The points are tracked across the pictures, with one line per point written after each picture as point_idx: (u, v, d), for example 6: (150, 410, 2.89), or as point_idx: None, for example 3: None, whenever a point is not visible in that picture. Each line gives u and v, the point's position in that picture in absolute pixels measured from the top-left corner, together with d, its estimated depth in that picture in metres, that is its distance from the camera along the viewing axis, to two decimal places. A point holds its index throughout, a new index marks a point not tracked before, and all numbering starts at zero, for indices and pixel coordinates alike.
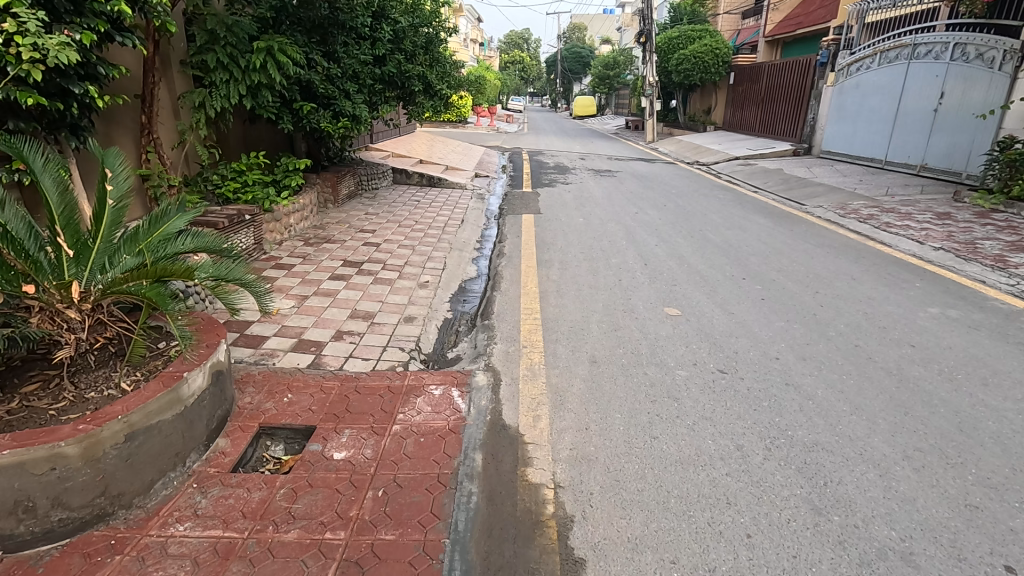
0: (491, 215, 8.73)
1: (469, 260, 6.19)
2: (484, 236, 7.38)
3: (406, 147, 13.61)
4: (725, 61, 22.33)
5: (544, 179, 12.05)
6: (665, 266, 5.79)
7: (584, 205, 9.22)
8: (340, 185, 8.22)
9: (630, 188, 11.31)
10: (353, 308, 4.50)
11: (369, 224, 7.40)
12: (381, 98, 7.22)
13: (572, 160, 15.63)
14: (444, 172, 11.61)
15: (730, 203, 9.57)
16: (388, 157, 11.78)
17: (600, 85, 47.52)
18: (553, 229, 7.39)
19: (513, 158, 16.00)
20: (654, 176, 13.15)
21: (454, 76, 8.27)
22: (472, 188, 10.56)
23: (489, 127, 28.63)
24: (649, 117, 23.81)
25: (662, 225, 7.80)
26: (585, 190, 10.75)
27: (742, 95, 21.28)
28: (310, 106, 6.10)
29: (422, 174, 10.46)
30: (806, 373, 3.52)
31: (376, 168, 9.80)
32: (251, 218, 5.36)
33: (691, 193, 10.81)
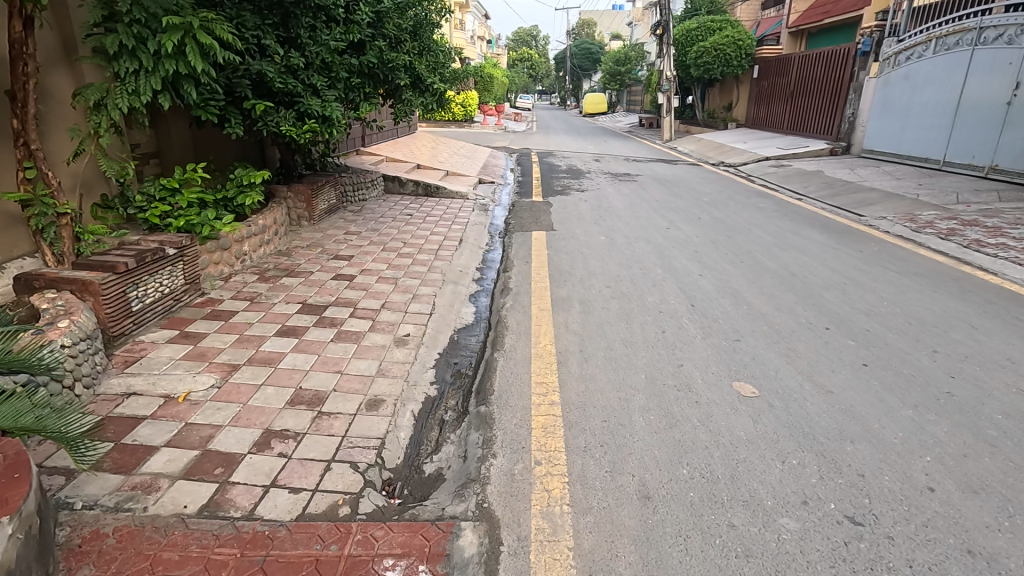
0: (495, 231, 7.43)
1: (465, 299, 4.90)
2: (486, 261, 6.08)
3: (402, 150, 12.33)
4: (748, 53, 20.85)
5: (555, 186, 10.73)
6: (717, 308, 4.47)
7: (605, 216, 7.90)
8: (316, 199, 6.97)
9: (654, 194, 9.96)
10: (297, 387, 3.23)
11: (346, 247, 6.14)
12: (362, 95, 5.94)
13: (586, 162, 14.27)
14: (444, 179, 10.33)
15: (775, 214, 8.20)
16: (381, 163, 10.52)
17: (611, 82, 45.99)
18: (570, 252, 6.09)
19: (521, 161, 14.68)
20: (679, 180, 11.79)
21: (450, 69, 7.00)
22: (475, 197, 9.27)
23: (496, 127, 27.27)
24: (666, 114, 22.35)
25: (701, 243, 6.47)
26: (603, 199, 9.42)
27: (768, 90, 19.81)
28: (264, 105, 4.87)
29: (417, 182, 9.18)
30: (991, 523, 2.20)
31: (363, 176, 8.54)
32: (178, 252, 4.11)
33: (725, 201, 9.44)
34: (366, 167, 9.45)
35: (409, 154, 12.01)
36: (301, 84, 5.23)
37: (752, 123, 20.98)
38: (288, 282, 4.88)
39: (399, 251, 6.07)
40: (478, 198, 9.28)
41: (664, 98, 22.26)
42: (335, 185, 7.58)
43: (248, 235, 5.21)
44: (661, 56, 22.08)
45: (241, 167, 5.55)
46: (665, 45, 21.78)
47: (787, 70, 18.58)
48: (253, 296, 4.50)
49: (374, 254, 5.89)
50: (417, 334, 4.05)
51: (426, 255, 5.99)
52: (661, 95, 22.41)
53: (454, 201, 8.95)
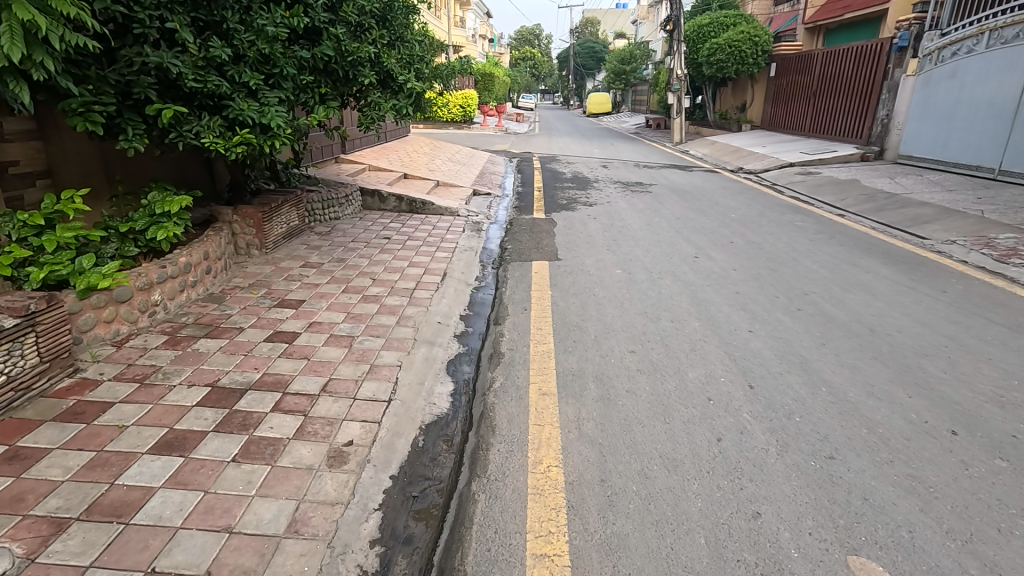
0: (488, 259, 6.20)
1: (442, 369, 3.67)
2: (474, 304, 4.84)
3: (388, 157, 11.10)
4: (765, 51, 19.55)
5: (558, 197, 9.50)
6: (786, 393, 3.22)
7: (618, 238, 6.69)
8: (270, 223, 5.74)
9: (672, 207, 8.71)
10: (148, 569, 2.00)
11: (298, 285, 4.91)
12: (317, 97, 4.72)
13: (593, 168, 13.00)
14: (433, 191, 9.12)
15: (819, 235, 6.96)
16: (361, 172, 9.30)
17: (616, 81, 44.75)
18: (580, 294, 4.85)
19: (521, 168, 13.41)
20: (698, 191, 10.52)
21: (433, 64, 5.77)
22: (467, 213, 8.05)
23: (497, 128, 26.07)
24: (676, 115, 21.07)
25: (739, 278, 5.24)
26: (614, 214, 8.18)
27: (787, 90, 18.55)
28: (171, 112, 3.64)
29: (400, 197, 7.95)
30: None
31: (334, 190, 7.31)
32: (24, 321, 2.88)
33: (756, 217, 8.18)
34: (341, 178, 8.23)
35: (395, 161, 10.78)
36: (228, 82, 4.00)
37: (769, 125, 19.70)
38: (198, 347, 3.63)
39: (363, 291, 4.86)
40: (471, 214, 8.05)
41: (673, 98, 20.98)
42: (295, 203, 6.36)
43: (159, 280, 3.99)
44: (671, 54, 20.81)
45: (158, 190, 4.32)
46: (676, 42, 20.50)
47: (809, 69, 17.33)
48: (145, 375, 3.26)
49: (332, 298, 4.66)
50: (363, 443, 2.81)
51: (397, 296, 4.77)
52: (671, 95, 21.13)
53: (441, 218, 7.71)
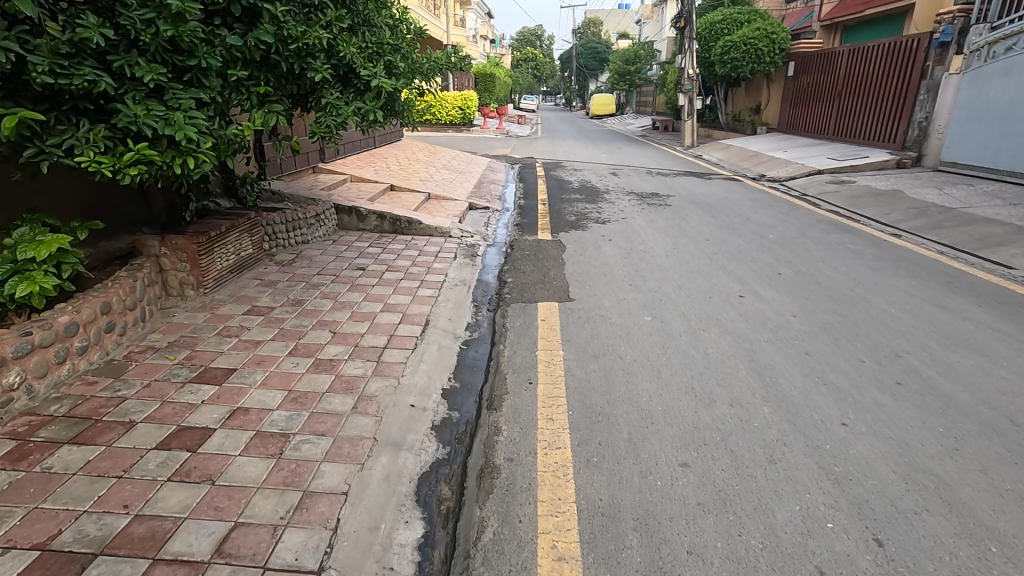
0: (482, 297, 5.05)
1: (410, 493, 2.52)
2: (462, 370, 3.70)
3: (375, 165, 9.95)
4: (783, 49, 18.35)
5: (565, 211, 8.35)
6: (938, 561, 2.07)
7: (641, 269, 5.53)
8: (212, 256, 4.62)
9: (697, 224, 7.55)
10: None
11: (232, 345, 3.76)
12: (254, 98, 3.58)
13: (602, 176, 11.84)
14: (422, 206, 7.97)
15: (882, 263, 5.80)
16: (340, 185, 8.15)
17: (621, 82, 43.58)
18: (601, 356, 3.70)
19: (524, 176, 12.27)
20: (723, 203, 9.36)
21: (416, 57, 4.62)
22: (461, 234, 6.88)
23: (498, 131, 24.91)
24: (687, 117, 19.87)
25: (804, 330, 4.08)
26: (631, 233, 7.03)
27: (808, 90, 17.36)
28: (15, 120, 2.51)
29: (381, 215, 6.81)
30: None
31: (301, 209, 6.14)
32: None
33: (797, 236, 7.02)
34: (315, 193, 7.08)
35: (383, 171, 9.65)
36: (112, 77, 2.87)
37: (787, 128, 18.52)
38: (51, 464, 2.49)
39: (319, 352, 3.72)
40: (466, 235, 6.89)
41: (685, 99, 19.80)
42: (247, 229, 5.20)
43: (17, 355, 2.87)
44: (683, 52, 19.64)
45: (31, 225, 3.19)
46: (687, 39, 19.33)
47: (833, 68, 16.14)
48: None
49: (273, 366, 3.51)
50: None
51: (361, 361, 3.63)
52: (682, 96, 19.96)
53: (430, 241, 6.56)
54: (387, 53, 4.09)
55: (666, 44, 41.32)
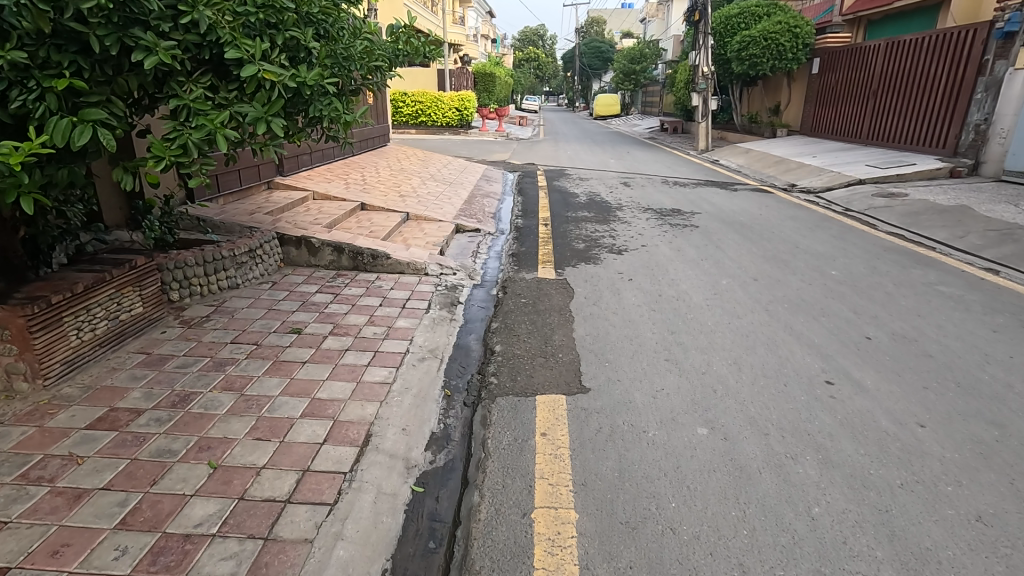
0: (459, 378, 3.59)
1: None
2: (410, 551, 2.22)
3: (348, 177, 8.48)
4: (807, 44, 16.80)
5: (570, 236, 6.85)
6: None
7: (680, 332, 4.05)
8: (59, 327, 3.15)
9: (737, 254, 6.07)
10: None
11: (31, 506, 2.28)
12: (53, 99, 2.12)
13: (612, 188, 10.38)
14: (397, 232, 6.49)
15: (1001, 318, 4.31)
16: (298, 206, 6.68)
17: (626, 81, 42.05)
18: (639, 528, 2.23)
19: (523, 187, 10.80)
20: (758, 221, 7.86)
21: (344, 40, 3.22)
22: (440, 273, 5.41)
23: (499, 133, 23.53)
24: (701, 118, 18.36)
25: (952, 462, 2.61)
26: (657, 268, 5.57)
27: (836, 90, 15.84)
28: None
29: (338, 247, 5.34)
30: None
31: (225, 245, 4.65)
32: None
33: (867, 271, 5.52)
34: (257, 218, 5.62)
35: (356, 184, 8.20)
36: None
37: (812, 130, 17.00)
38: None
39: (171, 520, 2.24)
40: (446, 273, 5.42)
41: (699, 99, 18.37)
42: (130, 282, 3.71)
43: None
44: (697, 48, 18.15)
45: None
46: (702, 34, 17.84)
47: (865, 64, 14.62)
48: None
49: (78, 560, 2.04)
50: None
51: (238, 540, 2.17)
52: (696, 95, 18.47)
53: (399, 284, 5.10)
54: (287, 24, 2.75)
55: (673, 43, 39.74)
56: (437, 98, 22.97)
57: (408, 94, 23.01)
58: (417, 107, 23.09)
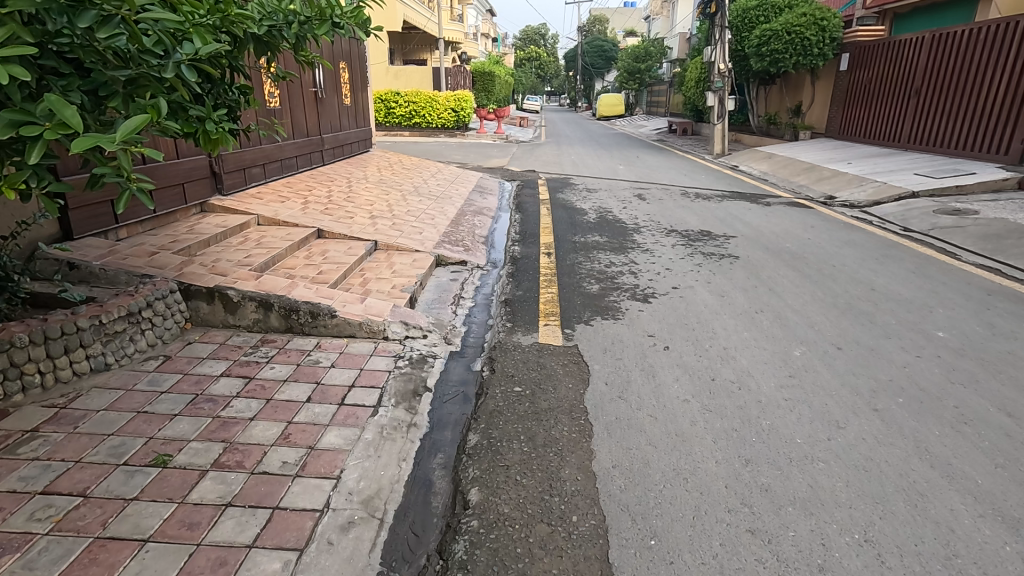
0: (406, 566, 2.16)
1: None
2: None
3: (311, 194, 7.05)
4: (835, 38, 15.28)
5: (577, 274, 5.39)
6: None
7: (757, 464, 2.61)
8: None
9: (800, 303, 4.62)
10: None
11: None
12: None
13: (626, 203, 8.93)
14: (354, 271, 5.04)
15: None
16: (232, 235, 5.26)
17: (631, 80, 40.52)
18: None
19: (522, 200, 9.38)
20: (808, 248, 6.41)
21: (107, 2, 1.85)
22: (405, 339, 3.97)
23: (497, 135, 22.11)
24: (717, 120, 16.88)
25: None
26: (700, 327, 4.12)
27: (868, 89, 14.38)
28: None
29: (265, 302, 3.92)
30: None
31: (85, 311, 3.23)
32: None
33: (985, 331, 4.07)
34: (161, 258, 4.19)
35: (318, 202, 6.76)
36: None
37: (840, 133, 15.53)
38: None
39: None
40: (412, 339, 3.98)
41: (714, 98, 16.89)
42: None
43: None
44: (713, 43, 16.67)
45: None
46: (719, 28, 16.35)
47: (902, 60, 13.15)
48: None
49: None
50: None
51: None
52: (711, 95, 16.98)
53: (343, 359, 3.66)
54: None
55: (680, 40, 38.19)
56: (432, 98, 21.58)
57: (401, 94, 21.62)
58: (411, 107, 21.71)
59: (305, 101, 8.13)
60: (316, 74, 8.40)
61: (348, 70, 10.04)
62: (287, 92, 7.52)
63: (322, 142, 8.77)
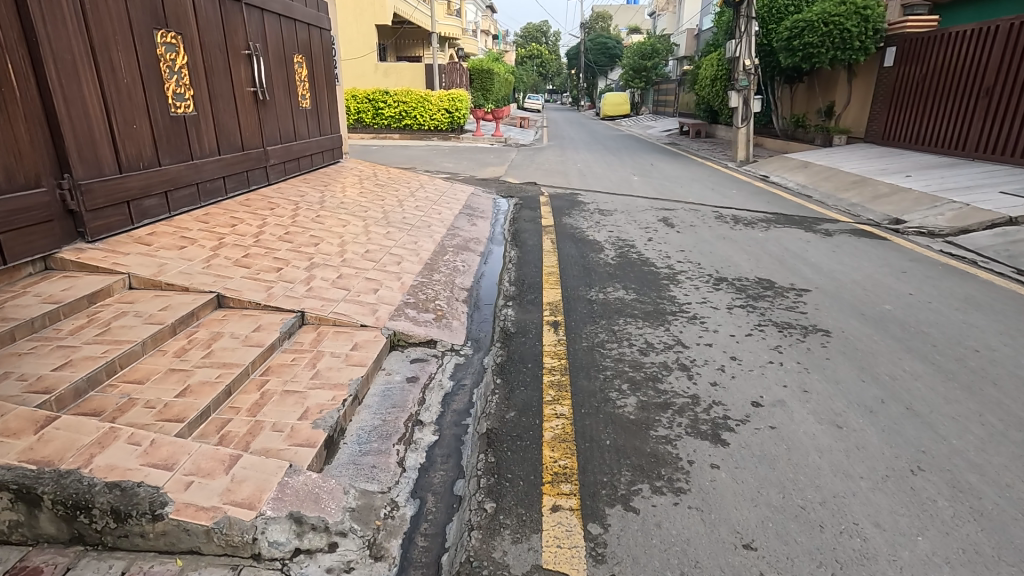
0: None
1: None
2: None
3: (232, 231, 5.21)
4: (878, 30, 13.32)
5: (600, 374, 3.55)
6: None
7: None
8: None
9: (977, 449, 2.77)
10: None
11: None
12: None
13: (649, 233, 7.12)
14: (250, 377, 3.22)
15: None
16: (70, 315, 3.43)
17: (636, 79, 38.75)
18: None
19: (520, 226, 7.58)
20: (919, 311, 4.57)
21: None
22: (293, 557, 2.12)
23: (496, 137, 20.31)
24: (741, 122, 15.02)
25: None
26: (833, 525, 2.27)
27: (921, 88, 12.47)
28: None
29: (28, 493, 2.09)
30: None
31: None
32: None
33: None
34: None
35: (238, 245, 4.92)
36: None
37: (884, 138, 13.65)
38: None
39: None
40: (306, 557, 2.13)
41: (738, 98, 15.01)
42: None
43: None
44: (737, 36, 14.80)
45: None
46: (745, 18, 14.47)
47: (972, 53, 11.20)
48: None
49: None
50: None
51: None
52: (734, 95, 15.11)
53: None
54: None
55: (689, 37, 36.38)
56: (425, 98, 19.82)
57: (391, 93, 19.84)
58: (401, 108, 19.91)
59: (240, 105, 6.30)
60: (257, 70, 6.56)
61: (307, 65, 8.20)
62: (208, 94, 5.69)
63: (267, 156, 6.95)
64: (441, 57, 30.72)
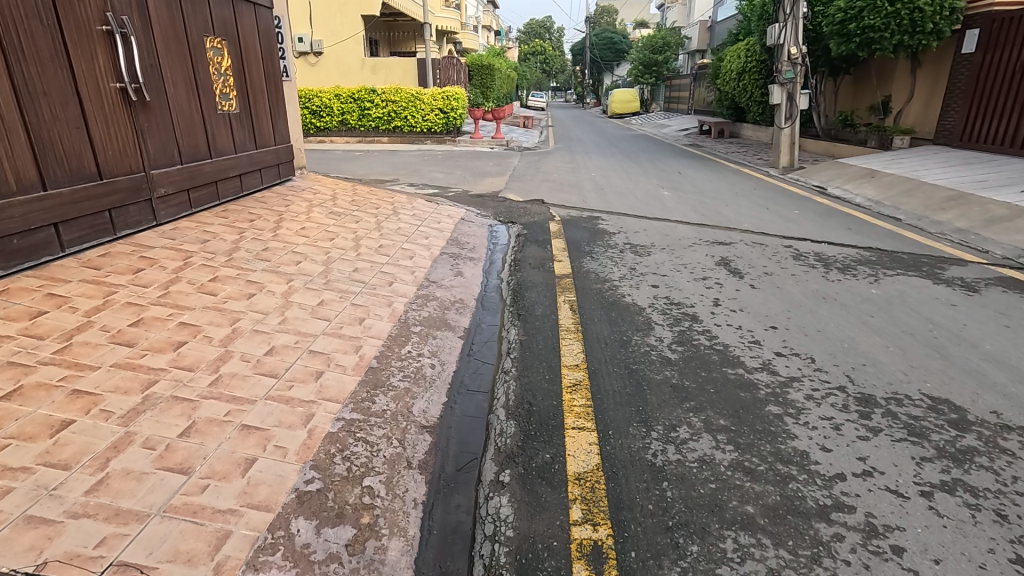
0: None
1: None
2: None
3: (23, 331, 3.02)
4: (954, 9, 10.89)
5: None
6: None
7: None
8: None
9: None
10: None
11: None
12: None
13: (713, 290, 4.90)
14: None
15: None
16: None
17: (646, 73, 36.32)
18: None
19: (526, 274, 5.39)
20: None
21: None
22: None
23: (496, 139, 18.14)
24: (783, 122, 12.73)
25: None
26: None
27: (1016, 78, 10.15)
28: None
29: None
30: None
31: None
32: None
33: None
34: None
35: (12, 366, 2.73)
36: None
37: (963, 139, 11.34)
38: None
39: None
40: None
41: (780, 93, 12.71)
42: None
43: None
44: (780, 20, 12.47)
45: None
46: None
47: None
48: None
49: None
50: None
51: None
52: (775, 89, 12.81)
53: None
54: None
55: (704, 28, 34.02)
56: (415, 97, 17.65)
57: (378, 92, 17.70)
58: (388, 108, 17.74)
59: (92, 110, 4.11)
60: (127, 56, 4.38)
61: (232, 53, 5.99)
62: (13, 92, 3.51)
63: (154, 185, 4.76)
64: (438, 52, 28.56)
